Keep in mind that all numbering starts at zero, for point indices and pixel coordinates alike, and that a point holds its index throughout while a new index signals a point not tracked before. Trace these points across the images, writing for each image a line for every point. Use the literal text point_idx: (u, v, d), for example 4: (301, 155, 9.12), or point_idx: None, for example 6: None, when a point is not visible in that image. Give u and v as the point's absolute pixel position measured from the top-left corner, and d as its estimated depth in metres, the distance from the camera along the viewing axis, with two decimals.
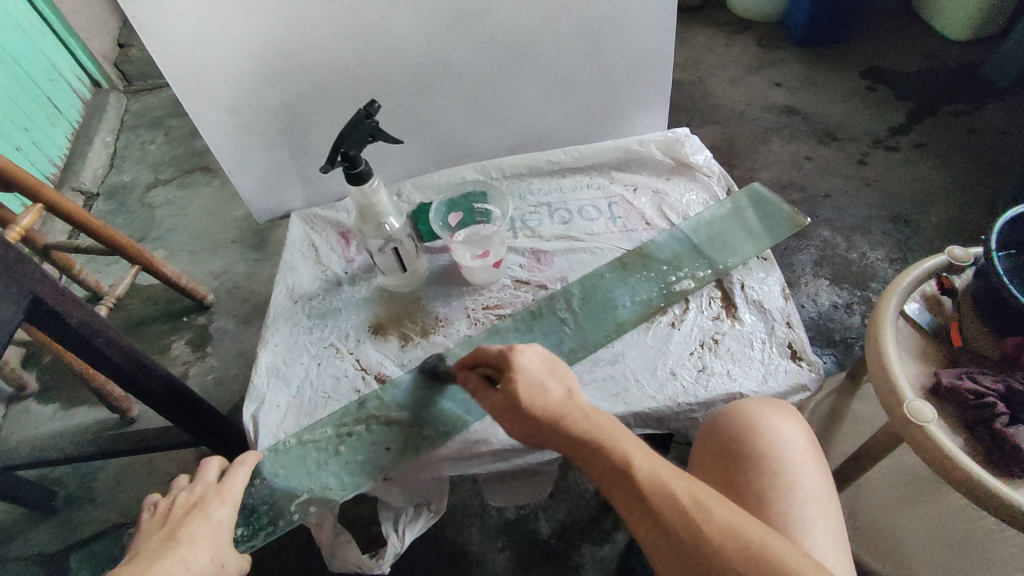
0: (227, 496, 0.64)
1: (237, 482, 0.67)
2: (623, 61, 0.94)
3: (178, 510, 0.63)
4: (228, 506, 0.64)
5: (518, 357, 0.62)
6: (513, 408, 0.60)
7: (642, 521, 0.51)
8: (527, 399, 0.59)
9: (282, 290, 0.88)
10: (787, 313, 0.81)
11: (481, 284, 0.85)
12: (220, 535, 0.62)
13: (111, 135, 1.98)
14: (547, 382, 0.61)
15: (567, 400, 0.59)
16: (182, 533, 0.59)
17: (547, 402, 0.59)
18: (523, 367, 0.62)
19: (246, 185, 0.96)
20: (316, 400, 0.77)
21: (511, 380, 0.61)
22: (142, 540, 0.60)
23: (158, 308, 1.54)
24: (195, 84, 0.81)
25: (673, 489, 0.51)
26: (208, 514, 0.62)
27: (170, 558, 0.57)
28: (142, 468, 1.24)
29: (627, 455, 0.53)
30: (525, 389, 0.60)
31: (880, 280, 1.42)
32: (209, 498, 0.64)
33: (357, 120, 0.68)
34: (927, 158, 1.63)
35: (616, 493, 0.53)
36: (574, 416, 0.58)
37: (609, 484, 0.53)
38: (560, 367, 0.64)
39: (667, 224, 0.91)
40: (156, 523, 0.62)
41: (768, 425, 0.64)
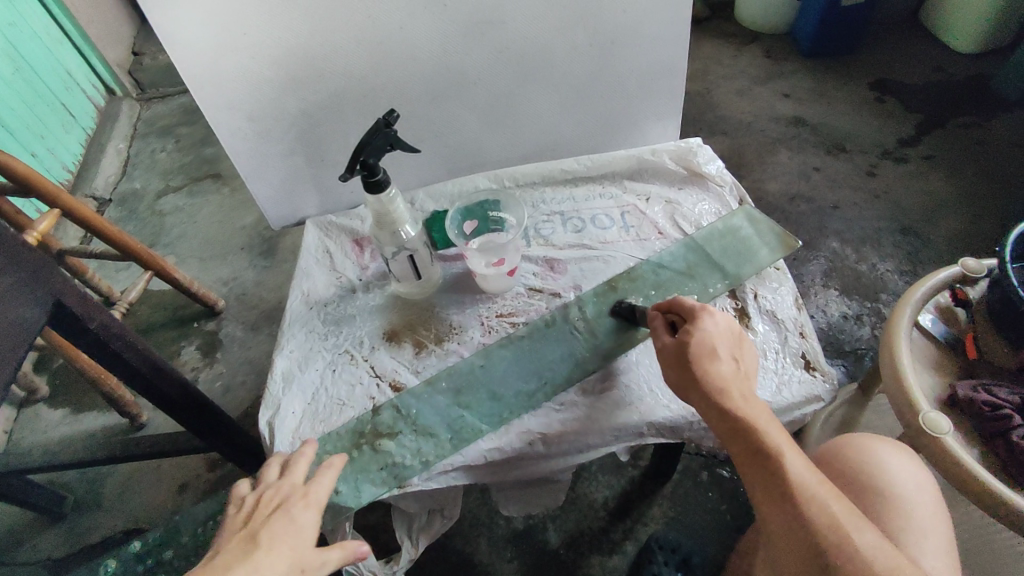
0: (311, 500, 0.60)
1: (324, 483, 0.62)
2: (637, 72, 0.95)
3: (262, 509, 0.58)
4: (311, 510, 0.59)
5: (700, 323, 0.63)
6: (681, 366, 0.62)
7: (775, 505, 0.54)
8: (699, 362, 0.60)
9: (298, 295, 0.88)
10: (800, 323, 0.81)
11: (495, 292, 0.86)
12: (302, 539, 0.56)
13: (123, 142, 2.00)
14: (722, 353, 0.61)
15: (736, 377, 0.60)
16: (260, 538, 0.54)
17: (720, 371, 0.60)
18: (706, 330, 0.62)
19: (262, 192, 0.97)
20: (331, 407, 0.77)
21: (692, 338, 0.62)
22: (223, 540, 0.56)
23: (168, 314, 1.55)
24: (216, 91, 0.82)
25: (822, 496, 0.53)
26: (291, 516, 0.57)
27: (245, 565, 0.51)
28: (149, 474, 1.24)
29: (784, 449, 0.55)
30: (698, 351, 0.61)
31: (890, 291, 1.42)
32: (292, 499, 0.59)
33: (376, 128, 0.69)
34: (936, 170, 1.64)
35: (754, 473, 0.56)
36: (737, 395, 0.59)
37: (754, 462, 0.56)
38: (739, 338, 0.64)
39: (680, 234, 0.91)
40: (240, 521, 0.58)
41: (897, 466, 0.65)
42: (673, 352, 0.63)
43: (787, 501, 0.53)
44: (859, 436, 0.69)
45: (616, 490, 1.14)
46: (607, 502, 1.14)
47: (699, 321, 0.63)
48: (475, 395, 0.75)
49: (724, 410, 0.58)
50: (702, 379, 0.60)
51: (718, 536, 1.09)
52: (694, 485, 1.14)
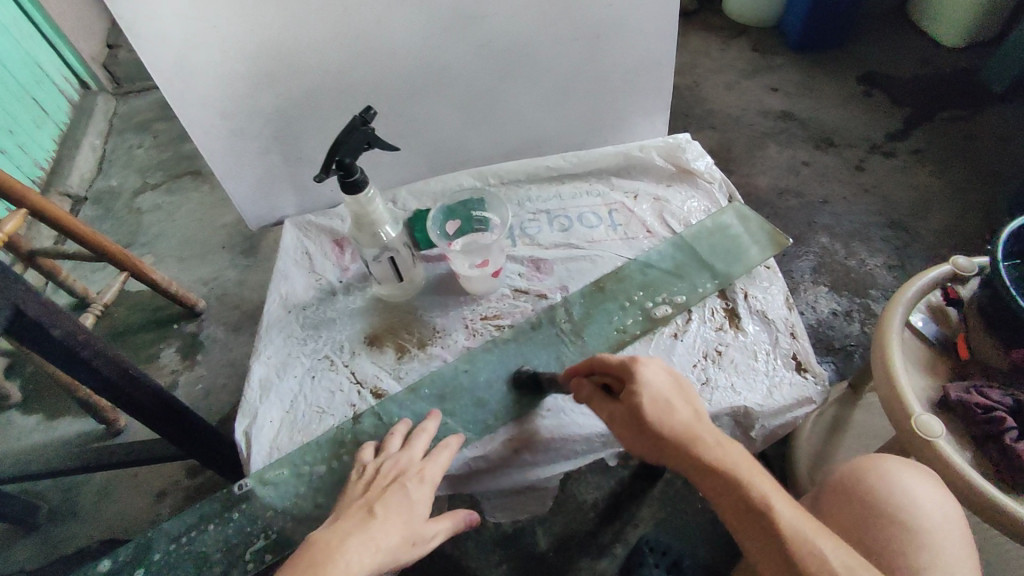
0: (427, 476, 0.60)
1: (439, 462, 0.63)
2: (624, 66, 0.92)
3: (380, 480, 0.60)
4: (426, 486, 0.60)
5: (639, 376, 0.60)
6: (637, 429, 0.59)
7: (780, 568, 0.51)
8: (654, 419, 0.58)
9: (275, 298, 0.85)
10: (791, 323, 0.79)
11: (480, 294, 0.83)
12: (414, 515, 0.57)
13: (99, 138, 1.94)
14: (674, 401, 0.59)
15: (694, 424, 0.58)
16: (377, 508, 0.56)
17: (678, 421, 0.58)
18: (649, 382, 0.60)
19: (238, 191, 0.94)
20: (310, 415, 0.74)
21: (637, 395, 0.59)
22: (344, 503, 0.59)
23: (146, 315, 1.51)
24: (186, 87, 0.78)
25: (822, 545, 0.50)
26: (406, 491, 0.58)
27: (360, 532, 0.53)
28: (127, 481, 1.21)
29: (771, 498, 0.53)
30: (649, 406, 0.59)
31: (880, 287, 1.41)
32: (409, 473, 0.60)
33: (352, 126, 0.66)
34: (924, 164, 1.63)
35: (745, 529, 0.53)
36: (704, 443, 0.56)
37: (741, 520, 0.53)
38: (684, 382, 0.62)
39: (668, 232, 0.89)
40: (358, 488, 0.60)
41: (922, 494, 0.63)
42: (623, 417, 0.60)
43: (791, 559, 0.51)
44: (880, 460, 0.67)
45: (606, 492, 1.13)
46: (596, 504, 1.12)
47: (635, 373, 0.60)
48: (460, 401, 0.73)
49: (698, 467, 0.55)
50: (662, 439, 0.57)
51: (709, 537, 1.08)
52: (684, 485, 1.13)
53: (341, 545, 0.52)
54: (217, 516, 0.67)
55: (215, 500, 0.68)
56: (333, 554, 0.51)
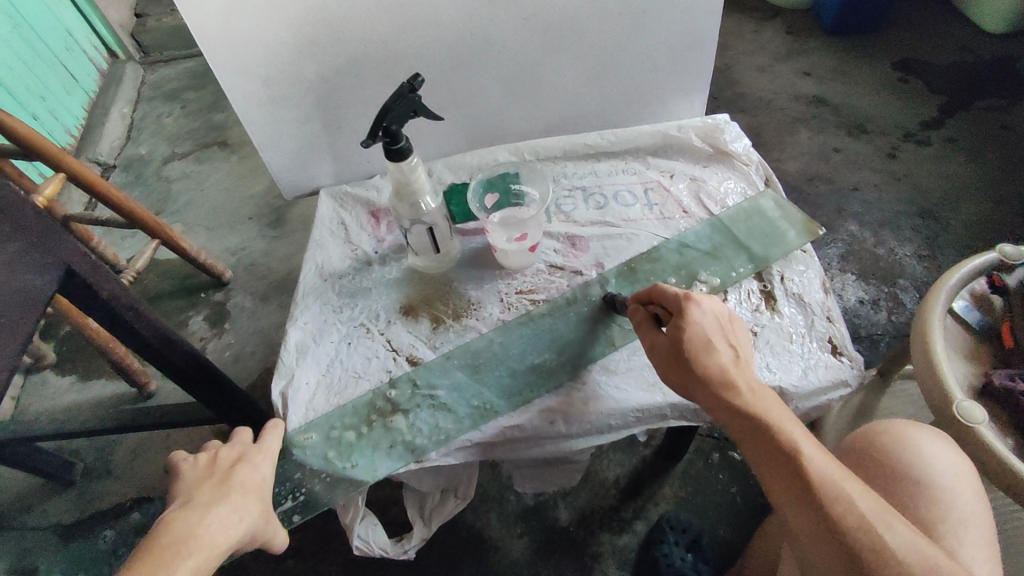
0: (267, 454, 0.63)
1: (270, 444, 0.65)
2: (667, 43, 0.91)
3: (221, 463, 0.60)
4: (268, 463, 0.62)
5: (689, 315, 0.62)
6: (678, 362, 0.61)
7: (798, 505, 0.54)
8: (697, 356, 0.61)
9: (312, 267, 0.86)
10: (828, 307, 0.79)
11: (516, 268, 0.83)
12: (261, 491, 0.59)
13: (128, 106, 1.95)
14: (717, 342, 0.62)
15: (735, 366, 0.61)
16: (230, 484, 0.57)
17: (719, 361, 0.61)
18: (696, 321, 0.62)
19: (276, 160, 0.94)
20: (346, 379, 0.75)
21: (682, 333, 0.62)
22: (184, 487, 0.56)
23: (175, 283, 1.53)
24: (230, 54, 0.79)
25: (847, 492, 0.53)
26: (252, 470, 0.60)
27: (224, 505, 0.54)
28: (159, 442, 1.24)
29: (802, 445, 0.55)
30: (692, 344, 0.61)
31: (908, 277, 1.40)
32: (251, 453, 0.62)
33: (400, 94, 0.66)
34: (958, 153, 1.60)
35: (769, 468, 0.56)
36: (741, 386, 0.59)
37: (770, 461, 0.56)
38: (733, 326, 0.65)
39: (705, 213, 0.88)
40: (198, 473, 0.58)
41: (933, 454, 0.63)
42: (666, 348, 0.63)
43: (813, 501, 0.53)
44: (891, 424, 0.68)
45: (628, 470, 1.14)
46: (618, 481, 1.14)
47: (686, 312, 0.63)
48: (495, 372, 0.74)
49: (736, 407, 0.58)
50: (702, 375, 0.60)
51: (728, 517, 1.09)
52: (706, 466, 1.14)
53: (207, 518, 0.52)
54: None
55: None
56: (199, 529, 0.51)
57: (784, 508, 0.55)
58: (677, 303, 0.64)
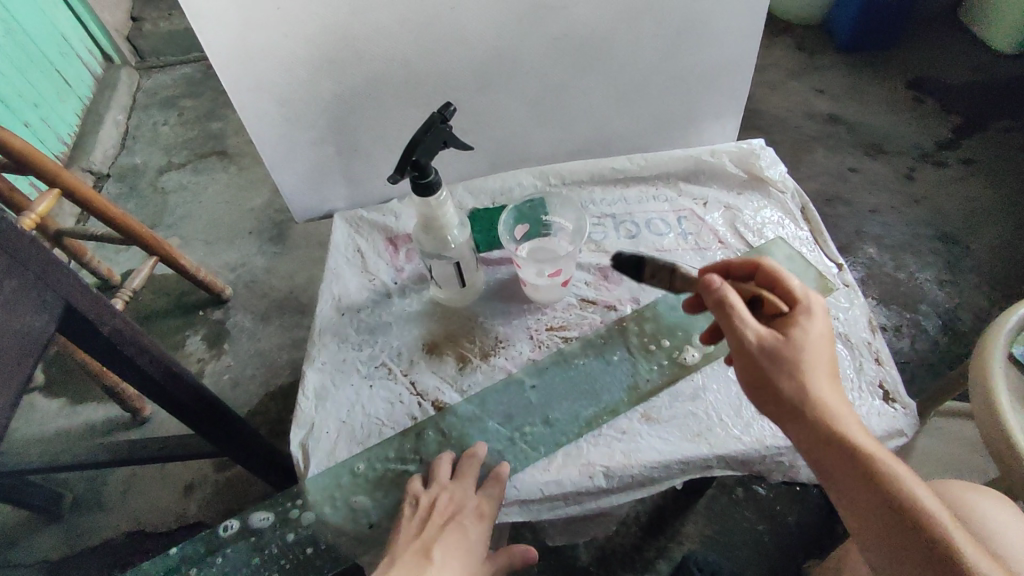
0: (483, 516, 0.60)
1: (494, 496, 0.62)
2: (703, 66, 0.87)
3: (436, 517, 0.60)
4: (482, 526, 0.60)
5: (806, 334, 0.54)
6: (789, 385, 0.52)
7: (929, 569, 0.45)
8: (809, 369, 0.53)
9: (328, 299, 0.81)
10: (875, 348, 0.74)
11: (545, 303, 0.79)
12: (470, 555, 0.58)
13: (122, 113, 1.89)
14: (828, 371, 0.54)
15: (845, 401, 0.53)
16: (432, 557, 0.56)
17: (833, 391, 0.53)
18: (812, 341, 0.54)
19: (288, 181, 0.89)
20: (369, 426, 0.70)
21: (799, 352, 0.53)
22: (399, 543, 0.58)
23: (171, 300, 1.47)
24: (243, 73, 0.74)
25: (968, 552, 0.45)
26: (463, 531, 0.59)
27: None
28: (155, 472, 1.18)
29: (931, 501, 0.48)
30: (807, 366, 0.53)
31: (931, 302, 1.36)
32: (465, 514, 0.60)
33: (431, 123, 0.61)
34: (976, 175, 1.58)
35: (894, 521, 0.47)
36: (858, 422, 0.52)
37: (896, 511, 0.47)
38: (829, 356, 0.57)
39: (742, 244, 0.84)
40: (415, 524, 0.60)
41: (1001, 523, 0.60)
42: (771, 348, 0.53)
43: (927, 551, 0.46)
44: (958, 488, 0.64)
45: (648, 505, 1.09)
46: (639, 517, 1.08)
47: (802, 329, 0.54)
48: (528, 420, 0.69)
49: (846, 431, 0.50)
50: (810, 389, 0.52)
51: (754, 556, 1.04)
52: (730, 502, 1.09)
53: None
54: (269, 536, 0.65)
55: (270, 511, 0.66)
56: None
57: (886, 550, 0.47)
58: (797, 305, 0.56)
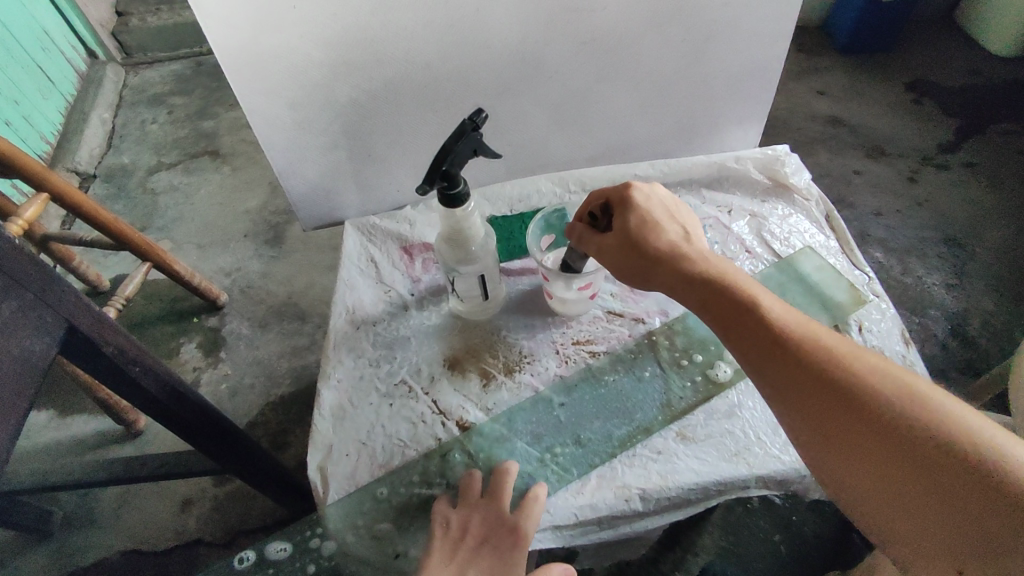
0: (520, 536, 0.57)
1: (534, 517, 0.58)
2: (728, 71, 0.84)
3: (469, 539, 0.57)
4: (520, 547, 0.56)
5: (632, 198, 0.63)
6: (628, 248, 0.61)
7: (765, 360, 0.50)
8: (640, 230, 0.61)
9: (342, 312, 0.77)
10: (911, 362, 0.72)
11: (570, 315, 0.76)
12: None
13: (108, 111, 1.82)
14: (663, 219, 0.62)
15: (683, 240, 0.60)
16: None
17: (666, 236, 0.60)
18: (640, 204, 0.62)
19: (297, 188, 0.85)
20: (390, 448, 0.66)
21: (626, 217, 0.62)
22: (432, 561, 0.56)
23: (163, 306, 1.42)
24: (255, 76, 0.70)
25: (832, 346, 0.48)
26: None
27: None
28: (150, 487, 1.13)
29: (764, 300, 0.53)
30: (637, 224, 0.61)
31: (939, 306, 1.36)
32: (502, 535, 0.57)
33: (461, 132, 0.57)
34: (978, 178, 1.58)
35: (733, 329, 0.53)
36: (692, 254, 0.58)
37: (732, 319, 0.53)
38: (679, 208, 0.64)
39: (770, 254, 0.81)
40: (449, 545, 0.57)
41: None
42: (615, 242, 0.62)
43: (787, 361, 0.49)
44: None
45: None
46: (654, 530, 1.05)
47: (628, 197, 0.63)
48: (558, 440, 0.66)
49: (692, 280, 0.57)
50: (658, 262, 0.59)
51: None
52: None
53: None
54: (287, 567, 0.61)
55: (288, 538, 0.62)
56: None
57: (758, 380, 0.51)
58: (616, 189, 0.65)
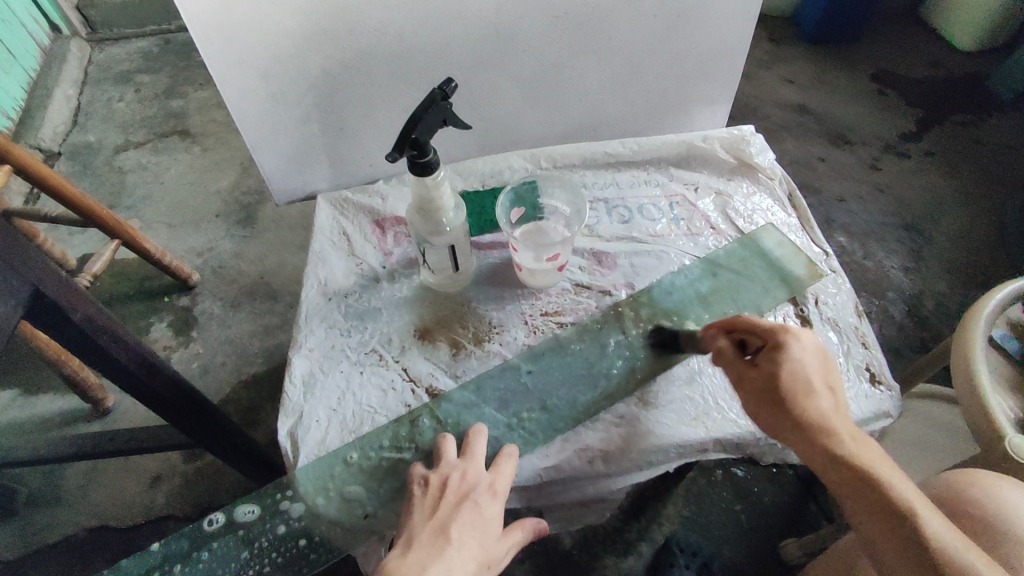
0: (498, 491, 0.57)
1: (506, 473, 0.59)
2: (696, 51, 0.86)
3: (448, 495, 0.56)
4: (498, 501, 0.56)
5: (790, 351, 0.57)
6: (770, 400, 0.56)
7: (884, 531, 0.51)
8: (789, 384, 0.56)
9: (314, 284, 0.78)
10: (862, 332, 0.76)
11: (539, 288, 0.77)
12: (487, 534, 0.54)
13: (72, 87, 1.78)
14: (815, 382, 0.57)
15: (835, 409, 0.56)
16: (449, 532, 0.53)
17: (818, 401, 0.56)
18: (795, 358, 0.57)
19: (269, 162, 0.85)
20: (361, 415, 0.68)
21: (778, 366, 0.57)
22: (413, 519, 0.54)
23: (132, 286, 1.40)
24: (227, 44, 0.69)
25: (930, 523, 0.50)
26: (479, 509, 0.55)
27: (438, 564, 0.50)
28: (118, 465, 1.13)
29: (891, 478, 0.52)
30: (788, 378, 0.56)
31: (896, 289, 1.41)
32: (480, 489, 0.56)
33: (432, 100, 0.58)
34: (936, 167, 1.64)
35: (856, 498, 0.52)
36: (841, 428, 0.55)
37: (856, 492, 0.52)
38: (831, 363, 0.59)
39: (734, 231, 0.84)
40: (427, 503, 0.56)
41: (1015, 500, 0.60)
42: (760, 383, 0.57)
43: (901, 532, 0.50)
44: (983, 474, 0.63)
45: None
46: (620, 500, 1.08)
47: (785, 347, 0.57)
48: (526, 406, 0.68)
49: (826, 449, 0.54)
50: (803, 420, 0.55)
51: (734, 539, 1.05)
52: (709, 483, 1.10)
53: None
54: (258, 528, 0.62)
55: (261, 497, 0.64)
56: None
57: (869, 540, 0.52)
58: (769, 337, 0.59)
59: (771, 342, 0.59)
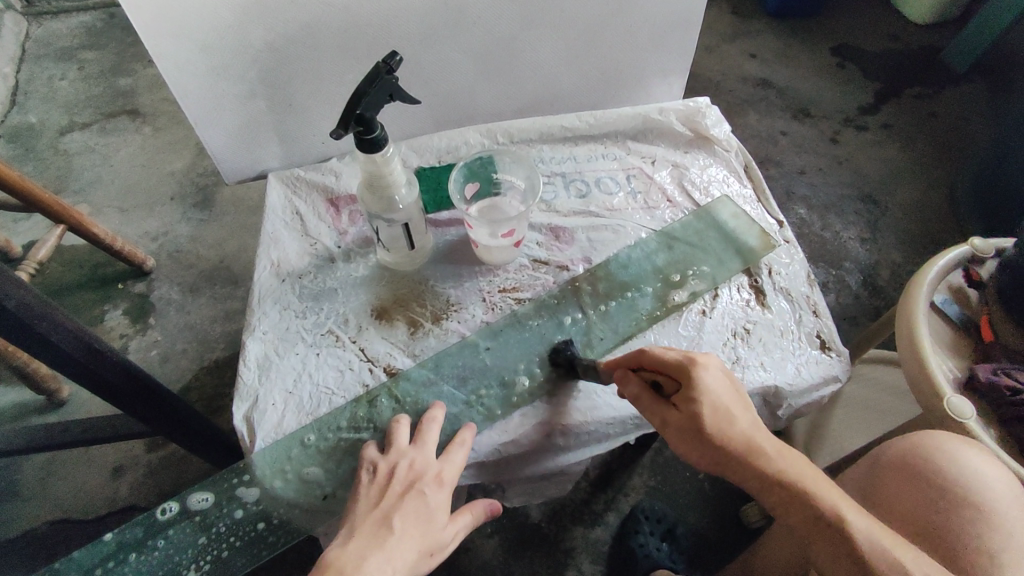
0: (445, 480, 0.57)
1: (456, 462, 0.59)
2: (650, 21, 0.86)
3: (395, 484, 0.56)
4: (445, 490, 0.56)
5: (700, 383, 0.57)
6: (696, 438, 0.56)
7: (817, 535, 0.54)
8: (712, 423, 0.56)
9: (266, 265, 0.76)
10: (813, 300, 0.77)
11: (497, 264, 0.77)
12: (432, 522, 0.54)
13: (8, 66, 1.69)
14: (733, 408, 0.57)
15: (757, 431, 0.57)
16: (391, 522, 0.53)
17: (738, 428, 0.56)
18: (710, 390, 0.57)
19: (215, 139, 0.82)
20: (317, 396, 0.67)
21: (697, 406, 0.56)
22: (358, 510, 0.55)
23: (84, 273, 1.35)
24: (161, 14, 0.66)
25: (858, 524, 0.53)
26: (424, 498, 0.55)
27: (378, 553, 0.50)
28: (75, 457, 1.10)
29: (815, 489, 0.54)
30: (707, 415, 0.56)
31: (853, 259, 1.45)
32: (426, 478, 0.56)
33: (375, 74, 0.57)
34: (892, 139, 1.67)
35: (789, 510, 0.55)
36: (768, 452, 0.56)
37: (788, 506, 0.54)
38: (739, 383, 0.59)
39: (689, 203, 0.84)
40: (375, 493, 0.56)
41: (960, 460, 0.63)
42: (680, 424, 0.57)
43: (836, 538, 0.53)
44: (941, 438, 0.66)
45: (598, 460, 1.10)
46: (588, 472, 1.09)
47: (696, 379, 0.57)
48: (484, 383, 0.68)
49: (757, 474, 0.55)
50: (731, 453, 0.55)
51: (700, 504, 1.07)
52: (674, 453, 1.11)
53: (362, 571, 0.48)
54: (215, 514, 0.62)
55: (218, 482, 0.63)
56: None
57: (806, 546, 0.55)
58: (682, 373, 0.58)
59: (682, 378, 0.58)
